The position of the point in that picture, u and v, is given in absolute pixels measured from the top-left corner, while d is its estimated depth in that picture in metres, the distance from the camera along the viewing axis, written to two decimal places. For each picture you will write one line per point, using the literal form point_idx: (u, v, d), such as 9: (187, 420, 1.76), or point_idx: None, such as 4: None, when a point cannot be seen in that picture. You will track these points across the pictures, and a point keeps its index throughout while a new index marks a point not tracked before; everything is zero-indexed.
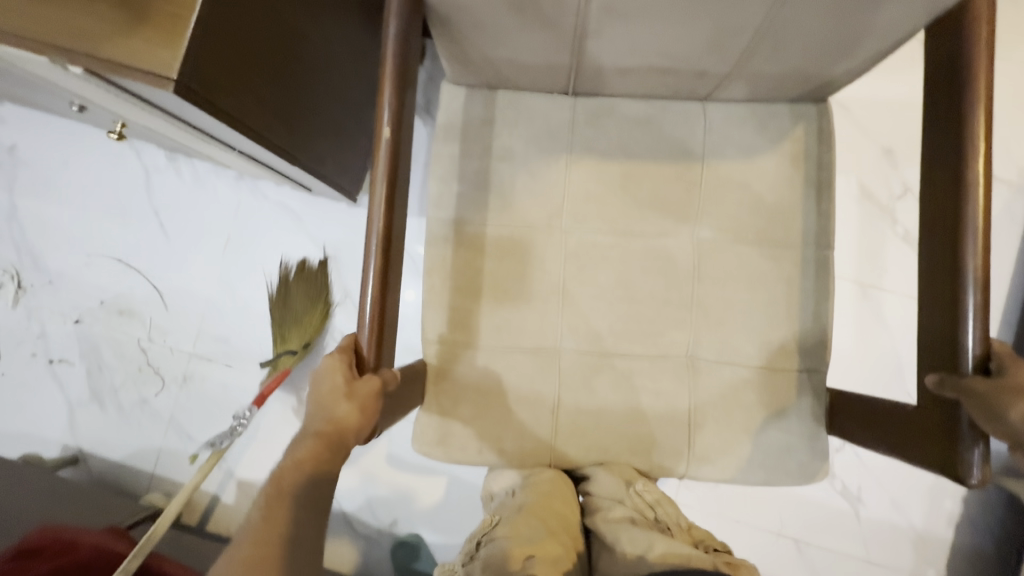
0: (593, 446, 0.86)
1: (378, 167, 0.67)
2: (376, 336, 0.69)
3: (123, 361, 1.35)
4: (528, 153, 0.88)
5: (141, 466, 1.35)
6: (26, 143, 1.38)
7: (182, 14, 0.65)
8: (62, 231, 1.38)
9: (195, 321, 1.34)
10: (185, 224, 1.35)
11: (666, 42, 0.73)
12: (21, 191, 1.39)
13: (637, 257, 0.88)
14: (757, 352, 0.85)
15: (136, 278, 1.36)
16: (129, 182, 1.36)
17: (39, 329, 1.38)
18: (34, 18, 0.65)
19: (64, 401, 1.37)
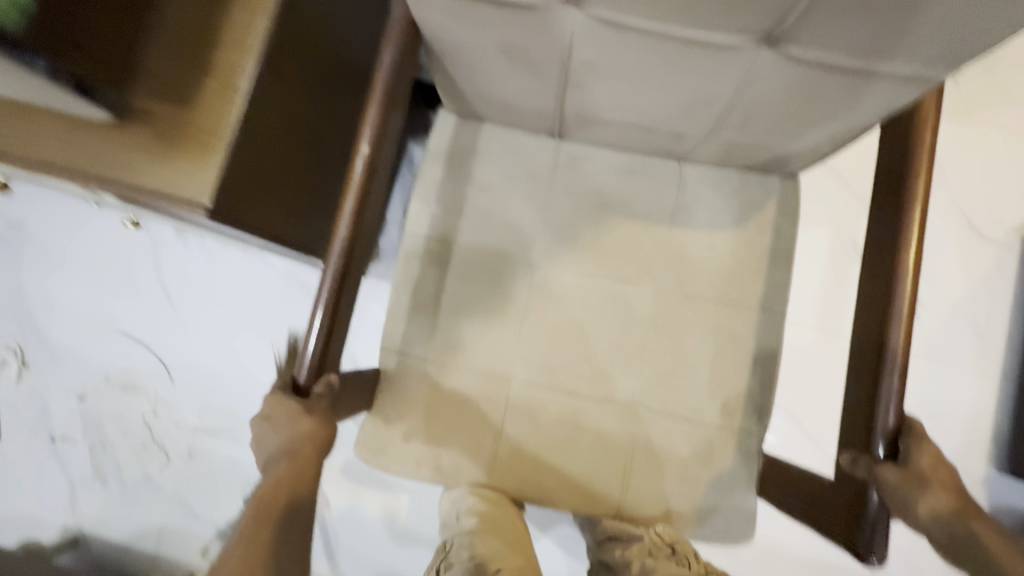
0: (530, 477, 0.87)
1: (352, 182, 0.71)
2: (327, 345, 0.70)
3: (127, 438, 1.38)
4: (508, 186, 0.92)
5: (144, 542, 1.39)
6: (31, 215, 1.38)
7: (212, 140, 0.75)
8: (66, 307, 1.39)
9: (199, 394, 1.37)
10: (195, 296, 1.37)
11: (643, 103, 0.77)
12: (26, 265, 1.39)
13: (598, 300, 0.90)
14: (700, 405, 0.87)
15: (141, 351, 1.38)
16: (139, 259, 1.37)
17: (41, 407, 1.39)
18: (89, 155, 0.76)
19: (67, 480, 1.39)
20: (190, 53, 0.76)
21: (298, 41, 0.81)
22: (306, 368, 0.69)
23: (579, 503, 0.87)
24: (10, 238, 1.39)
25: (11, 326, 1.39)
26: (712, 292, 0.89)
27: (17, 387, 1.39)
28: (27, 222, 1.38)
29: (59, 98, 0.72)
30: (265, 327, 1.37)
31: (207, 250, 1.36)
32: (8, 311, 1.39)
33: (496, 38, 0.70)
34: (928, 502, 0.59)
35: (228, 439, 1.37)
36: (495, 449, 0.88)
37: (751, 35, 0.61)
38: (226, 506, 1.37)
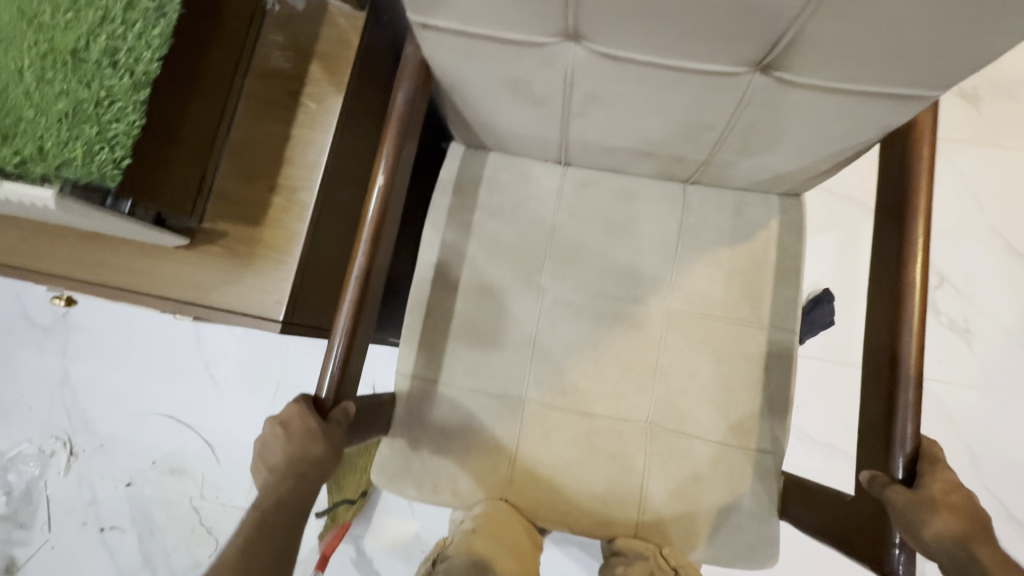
0: (545, 502, 0.87)
1: (369, 213, 0.75)
2: (344, 374, 0.73)
3: (177, 521, 1.47)
4: (517, 212, 0.95)
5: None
6: (79, 311, 1.57)
7: (286, 255, 0.72)
8: (111, 394, 1.53)
9: (247, 472, 1.48)
10: (238, 375, 1.52)
11: (644, 130, 0.80)
12: (74, 357, 1.56)
13: (608, 321, 0.92)
14: (712, 423, 0.86)
15: (187, 433, 1.51)
16: (181, 342, 1.53)
17: (90, 497, 1.50)
18: (158, 279, 0.72)
19: (116, 569, 1.46)
20: (258, 175, 0.74)
21: (353, 131, 0.80)
22: (325, 395, 0.72)
23: (596, 527, 0.86)
24: (60, 331, 1.57)
25: (61, 416, 1.54)
26: (721, 311, 0.90)
27: (65, 478, 1.51)
28: (78, 319, 1.57)
29: (136, 232, 0.66)
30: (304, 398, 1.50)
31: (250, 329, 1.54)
32: (61, 404, 1.54)
33: (501, 73, 0.74)
34: (936, 525, 0.57)
35: None
36: (510, 473, 0.88)
37: (745, 64, 0.64)
38: None
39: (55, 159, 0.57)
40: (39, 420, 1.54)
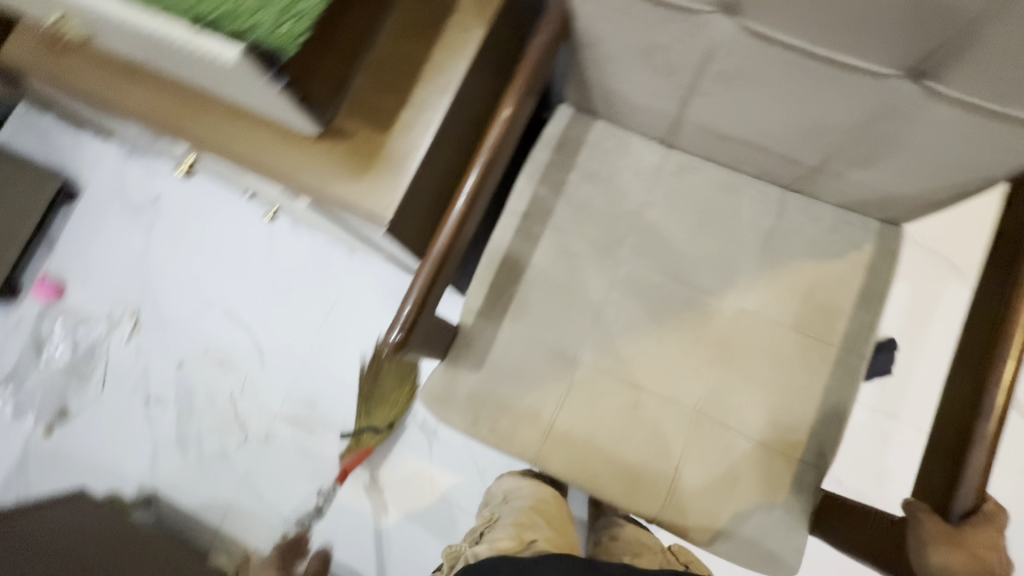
0: (579, 462, 0.88)
1: (487, 142, 0.77)
2: (431, 289, 0.76)
3: (214, 410, 1.55)
4: (610, 182, 0.97)
5: (209, 515, 1.49)
6: (169, 197, 1.70)
7: (405, 163, 0.75)
8: (182, 280, 1.64)
9: (286, 381, 1.55)
10: (298, 288, 1.61)
11: (764, 122, 0.80)
12: (156, 238, 1.68)
13: (676, 305, 0.92)
14: (760, 426, 0.86)
15: (241, 331, 1.60)
16: (254, 246, 1.64)
17: (144, 368, 1.60)
18: (282, 156, 0.75)
19: (151, 440, 1.55)
20: (394, 84, 0.77)
21: (487, 63, 0.82)
22: (410, 305, 0.75)
23: (625, 499, 0.86)
24: (150, 213, 1.70)
25: (134, 290, 1.66)
26: (795, 320, 0.89)
27: (126, 346, 1.62)
28: (167, 206, 1.69)
29: (280, 108, 0.70)
30: (353, 325, 1.57)
31: (318, 248, 1.62)
32: (136, 279, 1.66)
33: (640, 37, 0.76)
34: (940, 557, 0.60)
35: (302, 429, 1.51)
36: (550, 426, 0.89)
37: (894, 65, 0.64)
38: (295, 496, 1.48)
39: (244, 24, 0.61)
40: (114, 290, 1.66)
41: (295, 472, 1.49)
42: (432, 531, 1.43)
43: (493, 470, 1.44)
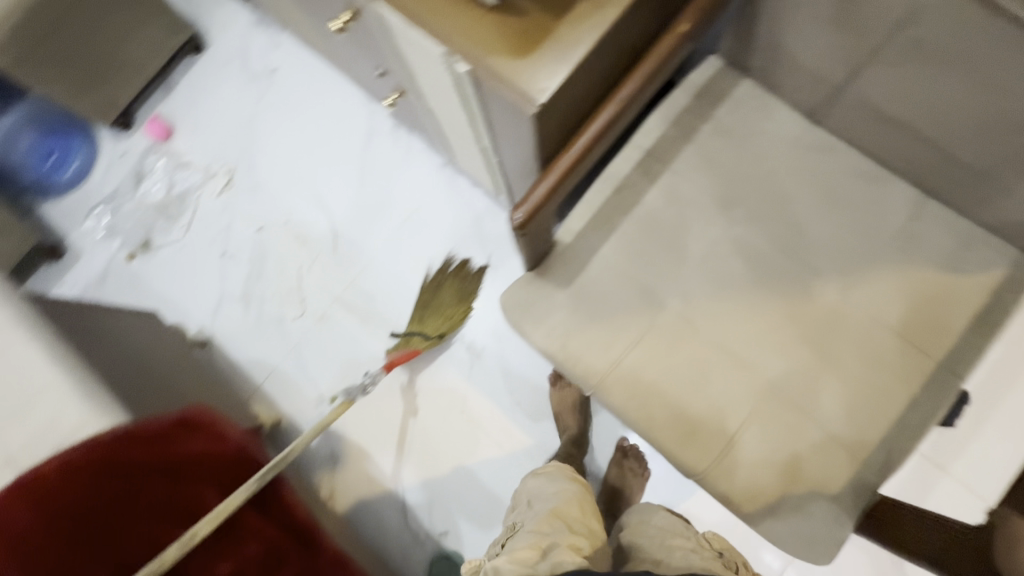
0: (640, 401, 0.88)
1: (655, 53, 0.72)
2: (557, 189, 0.74)
3: (281, 279, 1.63)
4: (742, 142, 0.95)
5: (254, 373, 1.57)
6: (285, 71, 1.76)
7: (570, 53, 0.72)
8: (280, 152, 1.71)
9: (353, 272, 1.61)
10: (385, 187, 1.65)
11: (940, 108, 0.76)
12: (265, 107, 1.74)
13: (777, 278, 0.90)
14: (833, 417, 0.84)
15: (322, 214, 1.66)
16: (354, 138, 1.69)
17: (227, 224, 1.68)
18: (453, 18, 0.74)
19: (218, 290, 1.63)
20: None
21: None
22: (533, 198, 0.74)
23: (676, 447, 0.87)
24: (264, 82, 1.76)
25: (234, 150, 1.73)
26: (898, 323, 0.86)
27: (215, 200, 1.70)
28: (282, 81, 1.75)
29: None
30: (427, 235, 1.60)
31: (412, 155, 1.66)
32: (238, 141, 1.73)
33: None
34: None
35: (356, 317, 1.58)
36: (620, 359, 0.90)
37: None
38: (337, 377, 1.55)
39: None
40: (216, 145, 1.74)
41: (342, 356, 1.56)
42: (453, 443, 1.47)
43: (525, 406, 1.47)
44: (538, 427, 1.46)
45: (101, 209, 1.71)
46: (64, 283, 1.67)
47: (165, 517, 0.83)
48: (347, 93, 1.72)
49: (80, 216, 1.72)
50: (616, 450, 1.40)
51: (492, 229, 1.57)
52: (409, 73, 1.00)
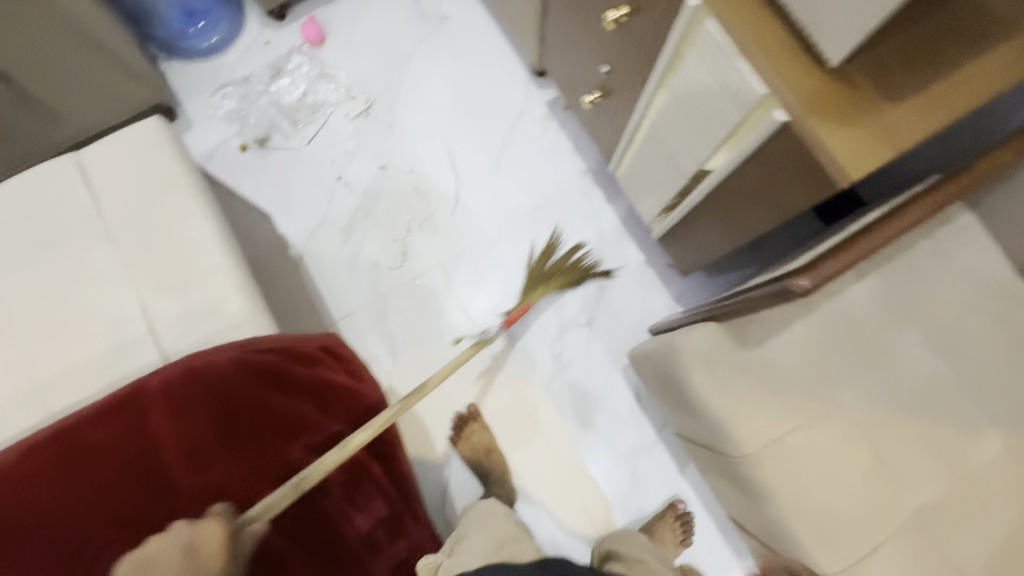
0: (789, 484, 0.88)
1: None
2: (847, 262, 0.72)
3: (388, 225, 1.56)
4: (955, 269, 0.94)
5: (333, 309, 1.50)
6: (455, 23, 1.71)
7: (890, 142, 0.70)
8: (426, 99, 1.65)
9: (462, 243, 1.56)
10: (519, 171, 1.61)
11: None
12: (424, 50, 1.69)
13: (951, 411, 0.90)
14: (975, 567, 0.84)
15: (449, 175, 1.61)
16: (503, 113, 1.65)
17: (350, 150, 1.61)
18: (783, 64, 0.71)
19: (323, 214, 1.56)
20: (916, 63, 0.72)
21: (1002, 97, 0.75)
22: None
23: (815, 542, 0.86)
24: (432, 25, 1.70)
25: (380, 81, 1.66)
26: None
27: (346, 122, 1.63)
28: (450, 30, 1.70)
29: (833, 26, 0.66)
30: (546, 233, 1.57)
31: (556, 151, 1.62)
32: (386, 72, 1.67)
33: None
34: None
35: (452, 289, 1.53)
36: (780, 437, 0.89)
37: None
38: (415, 341, 1.49)
39: None
40: (364, 69, 1.66)
41: (427, 322, 1.51)
42: (512, 445, 1.45)
43: (594, 433, 1.45)
44: (599, 460, 1.44)
45: (228, 90, 1.62)
46: None
47: (307, 437, 0.78)
48: (511, 67, 1.68)
49: (204, 89, 1.63)
50: (667, 505, 1.40)
51: (614, 250, 1.55)
52: (658, 88, 0.98)
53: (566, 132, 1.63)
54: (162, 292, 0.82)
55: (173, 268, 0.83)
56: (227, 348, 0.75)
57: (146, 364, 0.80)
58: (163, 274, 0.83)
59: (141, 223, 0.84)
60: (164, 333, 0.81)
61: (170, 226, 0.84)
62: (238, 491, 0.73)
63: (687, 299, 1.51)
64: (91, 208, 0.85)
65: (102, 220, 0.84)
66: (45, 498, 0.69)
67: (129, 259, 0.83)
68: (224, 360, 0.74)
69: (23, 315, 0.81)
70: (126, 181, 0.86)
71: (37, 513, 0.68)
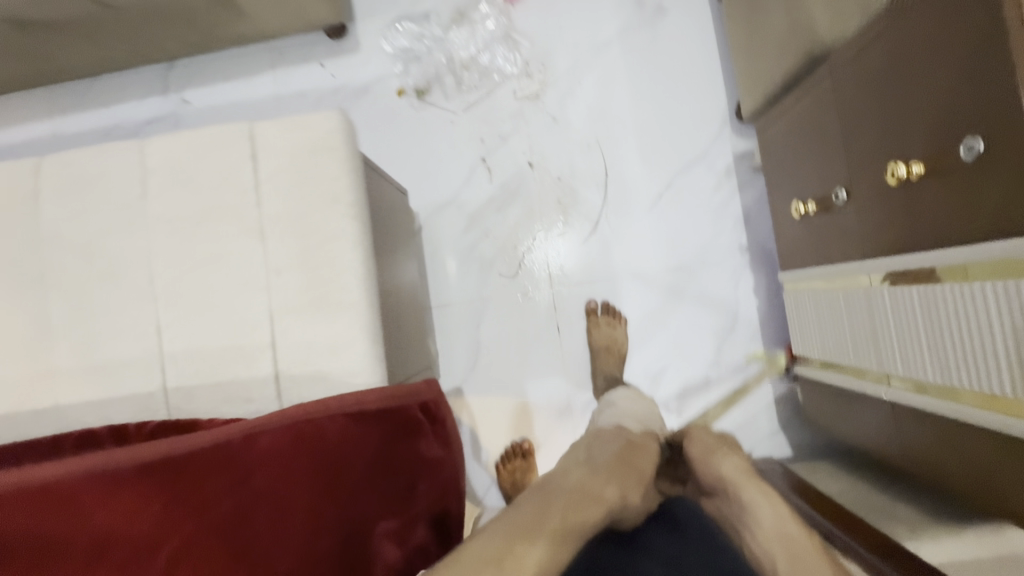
0: None
1: None
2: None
3: (514, 230, 1.45)
4: None
5: (432, 293, 1.45)
6: (671, 22, 1.45)
7: None
8: (604, 102, 1.45)
9: (583, 276, 1.44)
10: (672, 221, 1.43)
11: None
12: (624, 42, 1.45)
13: None
14: None
15: (598, 197, 1.45)
16: (682, 148, 1.43)
17: (505, 132, 1.46)
18: None
19: (455, 192, 1.46)
20: None
21: None
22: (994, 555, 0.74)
23: None
24: (644, 16, 1.45)
25: (564, 64, 1.46)
26: None
27: (511, 101, 1.46)
28: (660, 30, 1.45)
29: None
30: (672, 300, 1.43)
31: (721, 215, 1.42)
32: (574, 55, 1.45)
33: None
34: None
35: (555, 318, 1.44)
36: None
37: None
38: (500, 356, 1.43)
39: None
40: (552, 44, 1.46)
41: (516, 343, 1.44)
42: None
43: None
44: None
45: (404, 24, 1.47)
46: (324, 68, 1.50)
47: (385, 519, 0.72)
48: (712, 98, 1.43)
49: (381, 14, 1.48)
50: None
51: (735, 347, 1.40)
52: (903, 272, 0.79)
53: (742, 196, 1.41)
54: (293, 311, 0.78)
55: (310, 289, 0.78)
56: (339, 412, 0.74)
57: (257, 377, 0.79)
58: (299, 292, 0.79)
59: (293, 229, 0.79)
60: (283, 354, 0.78)
61: (320, 243, 0.79)
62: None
63: (789, 427, 1.37)
64: (251, 192, 0.80)
65: (256, 210, 0.80)
66: (130, 534, 0.64)
67: (271, 265, 0.79)
68: (332, 424, 0.73)
69: (163, 280, 0.81)
70: (290, 177, 0.80)
71: (121, 547, 0.63)
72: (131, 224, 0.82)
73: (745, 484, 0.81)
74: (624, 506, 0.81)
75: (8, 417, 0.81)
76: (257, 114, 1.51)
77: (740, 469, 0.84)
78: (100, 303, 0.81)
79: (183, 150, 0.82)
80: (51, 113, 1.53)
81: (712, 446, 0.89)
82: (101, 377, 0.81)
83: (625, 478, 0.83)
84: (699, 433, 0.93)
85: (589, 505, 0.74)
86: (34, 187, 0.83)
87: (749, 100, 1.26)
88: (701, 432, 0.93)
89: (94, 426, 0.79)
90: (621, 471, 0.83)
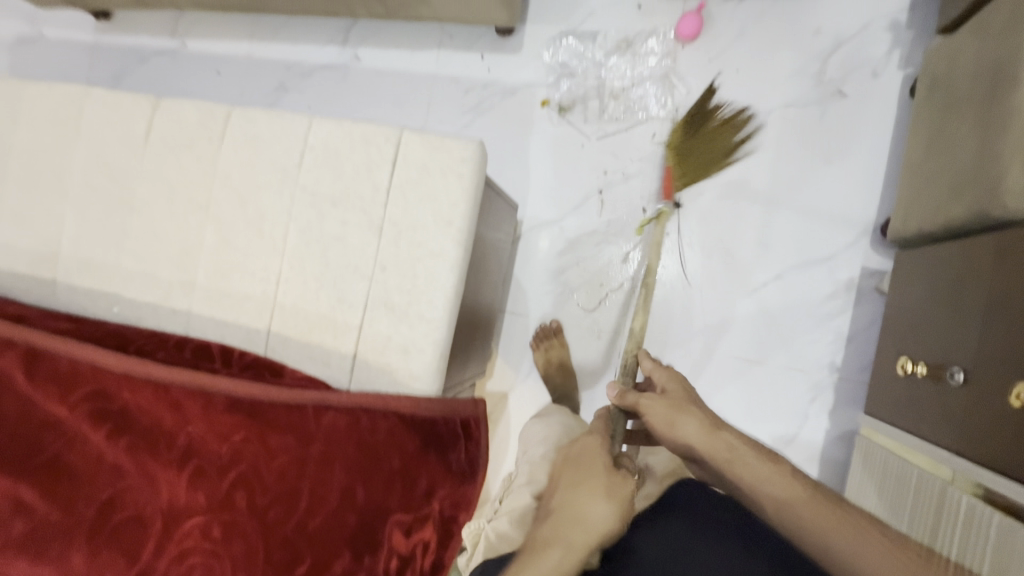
0: None
1: None
2: None
3: (606, 266, 1.45)
4: None
5: (511, 299, 1.51)
6: (845, 110, 1.33)
7: None
8: (742, 171, 1.38)
9: (658, 335, 1.42)
10: (770, 313, 1.36)
11: None
12: (786, 116, 1.36)
13: None
14: None
15: (700, 263, 1.40)
16: (808, 243, 1.34)
17: (631, 171, 1.45)
18: None
19: (564, 213, 1.49)
20: None
21: None
22: None
23: None
24: (819, 95, 1.35)
25: None
26: None
27: (647, 142, 1.44)
28: (831, 113, 1.34)
29: None
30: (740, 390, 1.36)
31: (825, 325, 1.33)
32: (727, 115, 1.39)
33: None
34: None
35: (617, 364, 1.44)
36: None
37: None
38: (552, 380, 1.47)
39: None
40: None
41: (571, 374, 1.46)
42: None
43: None
44: None
45: (570, 40, 1.49)
46: (483, 60, 1.56)
47: (401, 513, 0.83)
48: (860, 201, 1.32)
49: (551, 24, 1.51)
50: None
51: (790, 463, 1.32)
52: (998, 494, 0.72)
53: (856, 315, 1.31)
54: (384, 307, 0.88)
55: (403, 293, 0.87)
56: (389, 411, 0.84)
57: (340, 350, 0.90)
58: (394, 293, 0.88)
59: (407, 236, 0.88)
60: (365, 340, 0.89)
61: (425, 256, 0.87)
62: (324, 543, 0.82)
63: None
64: (383, 192, 0.89)
65: (381, 209, 0.89)
66: (214, 451, 0.86)
67: (379, 260, 0.89)
68: (381, 421, 0.84)
69: (292, 242, 0.93)
70: (419, 191, 0.88)
71: (207, 457, 0.86)
72: (283, 187, 0.95)
73: (723, 437, 0.75)
74: (598, 526, 0.69)
75: (154, 308, 1.00)
76: (411, 84, 1.61)
77: (708, 433, 0.75)
78: (241, 243, 0.96)
79: (342, 136, 0.92)
80: (252, 38, 1.75)
81: (669, 415, 0.77)
82: (226, 303, 0.96)
83: (573, 505, 0.71)
84: (652, 406, 0.78)
85: (545, 554, 0.68)
86: (222, 131, 0.99)
87: (899, 224, 1.15)
88: (653, 400, 0.78)
89: (211, 342, 0.96)
90: (570, 497, 0.71)
